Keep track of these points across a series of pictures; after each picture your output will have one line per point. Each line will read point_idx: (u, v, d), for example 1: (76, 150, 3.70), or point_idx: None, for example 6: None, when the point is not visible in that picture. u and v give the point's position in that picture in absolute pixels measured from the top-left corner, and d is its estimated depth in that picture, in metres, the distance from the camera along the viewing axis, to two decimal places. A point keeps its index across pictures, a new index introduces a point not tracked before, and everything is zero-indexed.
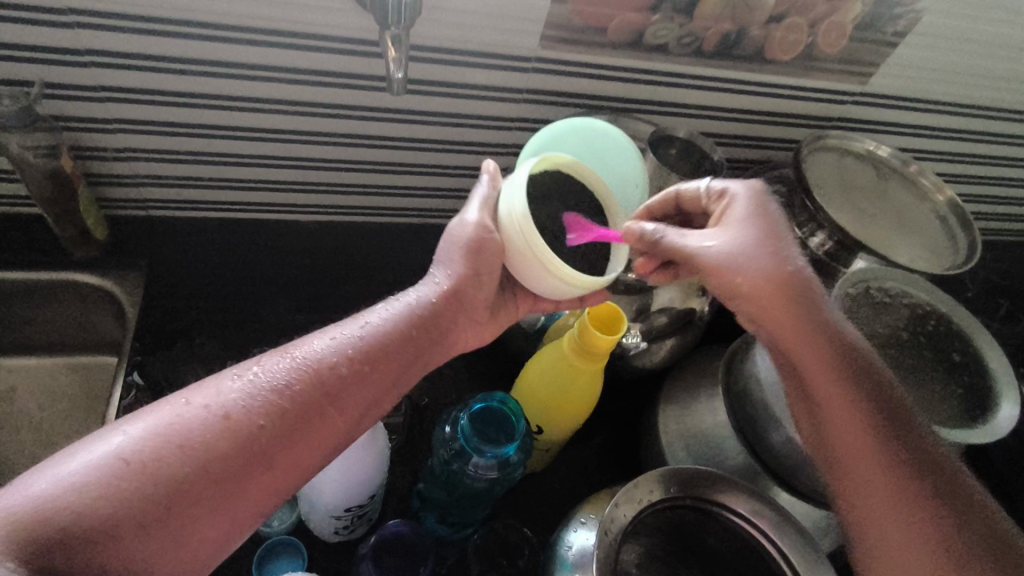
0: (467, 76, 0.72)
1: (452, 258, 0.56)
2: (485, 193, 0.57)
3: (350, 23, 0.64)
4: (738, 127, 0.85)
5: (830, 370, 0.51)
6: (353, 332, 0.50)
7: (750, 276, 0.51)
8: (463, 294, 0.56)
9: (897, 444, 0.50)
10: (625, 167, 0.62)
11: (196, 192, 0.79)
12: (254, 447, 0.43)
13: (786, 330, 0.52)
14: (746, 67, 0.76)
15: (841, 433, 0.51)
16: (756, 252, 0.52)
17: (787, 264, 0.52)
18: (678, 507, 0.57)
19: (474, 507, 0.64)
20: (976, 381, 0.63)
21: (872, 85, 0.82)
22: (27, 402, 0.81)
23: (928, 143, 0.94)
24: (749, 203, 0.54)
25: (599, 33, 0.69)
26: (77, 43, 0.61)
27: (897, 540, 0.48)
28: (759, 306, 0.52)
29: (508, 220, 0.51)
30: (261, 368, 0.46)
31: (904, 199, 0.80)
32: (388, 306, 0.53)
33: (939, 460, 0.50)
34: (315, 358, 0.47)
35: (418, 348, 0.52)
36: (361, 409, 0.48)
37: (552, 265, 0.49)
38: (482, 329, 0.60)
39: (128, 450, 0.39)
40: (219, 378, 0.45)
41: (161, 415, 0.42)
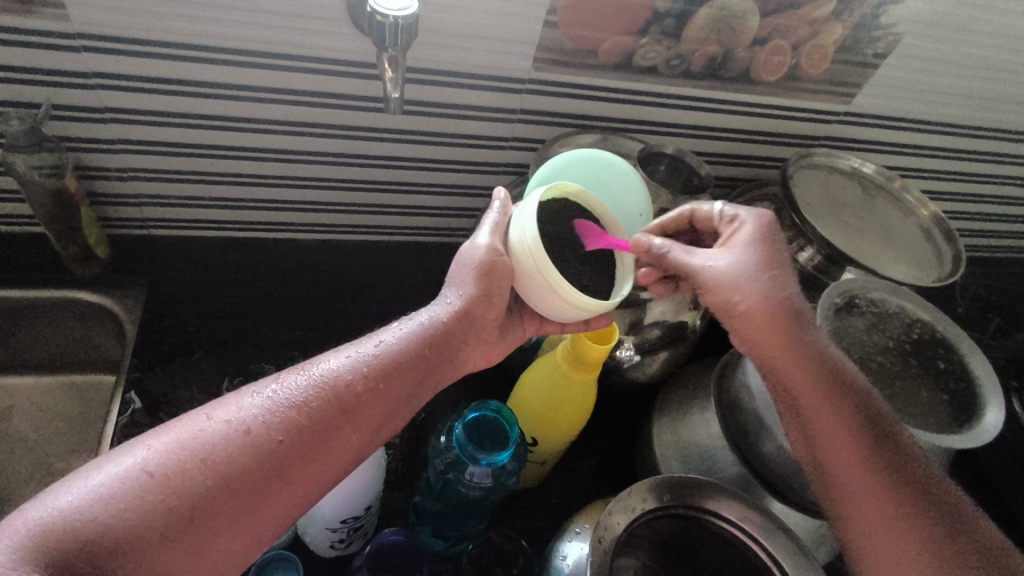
0: (462, 97, 0.74)
1: (463, 279, 0.56)
2: (496, 217, 0.58)
3: (349, 46, 0.66)
4: (726, 146, 0.87)
5: (824, 382, 0.54)
6: (368, 349, 0.50)
7: (743, 299, 0.54)
8: (474, 315, 0.56)
9: (888, 450, 0.52)
10: (629, 199, 0.64)
11: (198, 210, 0.81)
12: (273, 463, 0.43)
13: (779, 345, 0.54)
14: (732, 88, 0.79)
15: (835, 444, 0.52)
16: (756, 275, 0.55)
17: (785, 289, 0.55)
18: (671, 517, 0.57)
19: (469, 518, 0.64)
20: (960, 388, 0.64)
21: (856, 104, 0.84)
22: (24, 420, 0.82)
23: (912, 160, 0.96)
24: (755, 235, 0.57)
25: (589, 55, 0.71)
26: (85, 66, 0.63)
27: (898, 542, 0.49)
28: (757, 327, 0.55)
29: (519, 246, 0.52)
30: (276, 387, 0.46)
31: (889, 214, 0.82)
32: (400, 327, 0.53)
33: (928, 467, 0.52)
34: (328, 376, 0.48)
35: (428, 368, 0.52)
36: (375, 427, 0.48)
37: (558, 286, 0.50)
38: (492, 349, 0.60)
39: (152, 464, 0.40)
40: (239, 395, 0.46)
41: (184, 429, 0.42)
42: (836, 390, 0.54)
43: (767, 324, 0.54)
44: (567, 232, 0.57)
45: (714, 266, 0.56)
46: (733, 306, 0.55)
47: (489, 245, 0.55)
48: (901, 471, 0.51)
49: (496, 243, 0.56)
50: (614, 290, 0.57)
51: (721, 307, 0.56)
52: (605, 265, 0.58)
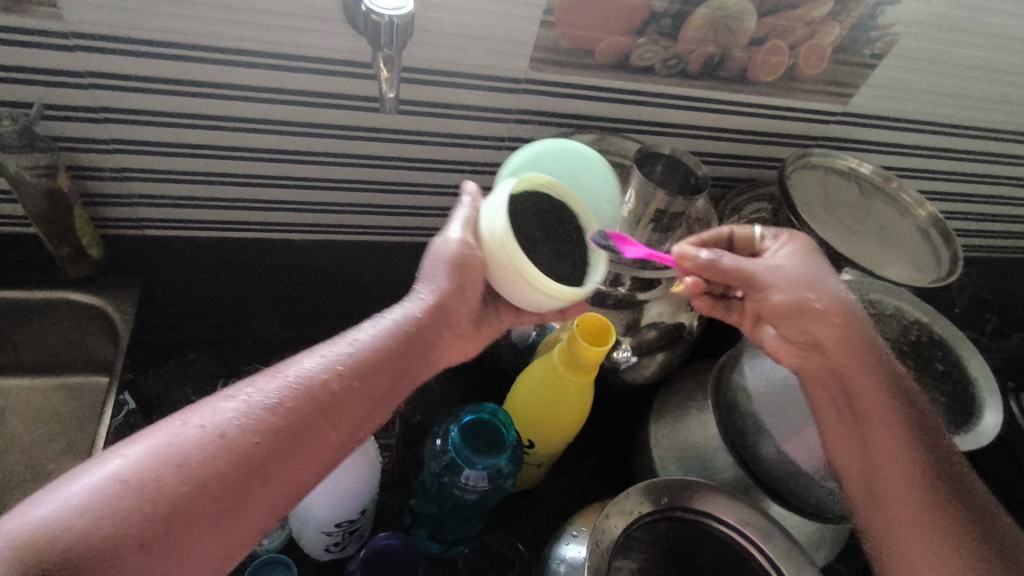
0: (458, 97, 0.73)
1: (436, 273, 0.56)
2: (468, 212, 0.59)
3: (344, 46, 0.66)
4: (723, 146, 0.87)
5: (875, 385, 0.55)
6: (342, 349, 0.49)
7: (814, 302, 0.57)
8: (449, 310, 0.56)
9: (927, 454, 0.53)
10: (599, 186, 0.63)
11: (193, 211, 0.80)
12: (255, 464, 0.41)
13: (835, 348, 0.56)
14: (730, 88, 0.78)
15: (878, 442, 0.54)
16: (813, 285, 0.58)
17: (843, 299, 0.58)
18: (669, 519, 0.57)
19: (465, 521, 0.64)
20: (959, 390, 0.64)
21: (853, 105, 0.84)
22: (17, 422, 0.81)
23: (910, 161, 0.96)
24: (804, 248, 0.60)
25: (586, 54, 0.71)
26: (78, 66, 0.63)
27: (927, 540, 0.50)
28: (822, 328, 0.56)
29: (489, 237, 0.52)
30: (249, 388, 0.44)
31: (887, 215, 0.81)
32: (374, 323, 0.52)
33: (959, 473, 0.54)
34: (308, 375, 0.46)
35: (407, 364, 0.51)
36: (356, 425, 0.47)
37: (532, 275, 0.50)
38: (467, 343, 0.60)
39: (126, 471, 0.38)
40: (213, 399, 0.43)
41: (158, 435, 0.40)
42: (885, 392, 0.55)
43: (828, 325, 0.56)
44: (535, 222, 0.55)
45: (772, 273, 0.58)
46: (811, 306, 0.57)
47: (461, 240, 0.56)
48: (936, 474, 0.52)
49: (468, 239, 0.56)
50: (590, 278, 0.56)
51: (785, 311, 0.58)
52: (579, 252, 0.57)
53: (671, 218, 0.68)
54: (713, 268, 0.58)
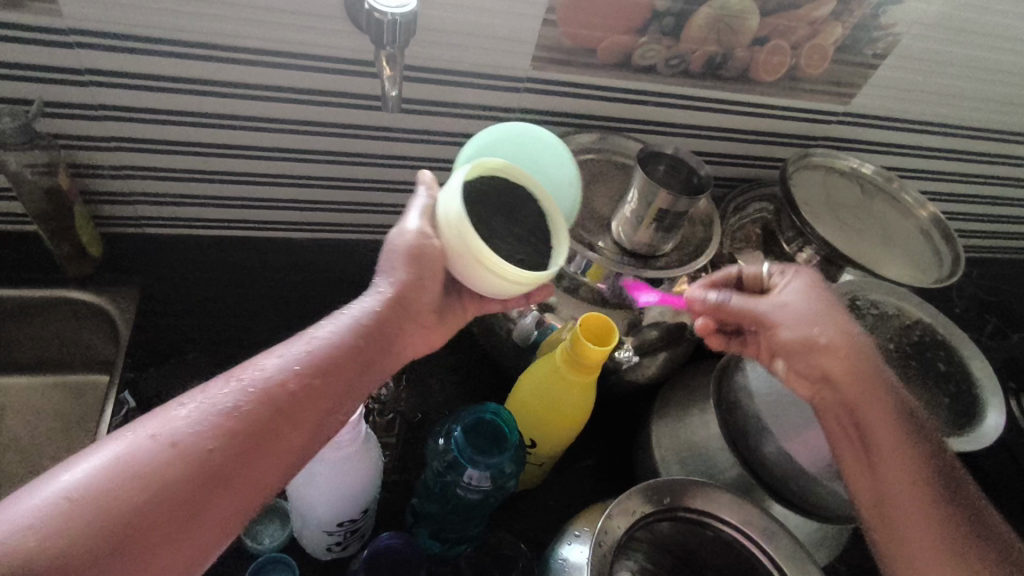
0: (459, 96, 0.73)
1: (393, 265, 0.54)
2: (425, 201, 0.57)
3: (346, 44, 0.66)
4: (725, 145, 0.87)
5: (885, 411, 0.54)
6: (301, 347, 0.47)
7: (822, 335, 0.55)
8: (408, 301, 0.54)
9: (938, 481, 0.52)
10: (558, 169, 0.64)
11: (194, 210, 0.80)
12: (210, 471, 0.40)
13: (845, 374, 0.54)
14: (731, 87, 0.78)
15: (889, 469, 0.52)
16: (819, 320, 0.56)
17: (851, 334, 0.56)
18: (672, 519, 0.57)
19: (468, 521, 0.64)
20: (961, 391, 0.64)
21: (855, 105, 0.84)
22: (17, 421, 0.81)
23: (911, 161, 0.96)
24: (811, 282, 0.59)
25: (589, 53, 0.71)
26: (79, 63, 0.63)
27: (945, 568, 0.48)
28: (830, 357, 0.55)
29: (446, 222, 0.52)
30: (203, 394, 0.43)
31: (888, 215, 0.81)
32: (333, 320, 0.50)
33: (970, 499, 0.52)
34: (266, 377, 0.45)
35: (369, 359, 0.50)
36: (319, 426, 0.46)
37: (488, 259, 0.50)
38: (433, 334, 0.58)
39: (73, 488, 0.36)
40: (165, 407, 0.42)
41: (108, 449, 0.39)
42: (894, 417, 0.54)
43: (838, 353, 0.55)
44: (493, 205, 0.55)
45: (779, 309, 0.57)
46: (818, 341, 0.55)
47: (418, 230, 0.54)
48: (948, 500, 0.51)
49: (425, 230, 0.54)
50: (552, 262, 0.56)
51: (789, 347, 0.57)
52: (541, 235, 0.57)
53: (675, 217, 0.66)
54: (722, 308, 0.60)
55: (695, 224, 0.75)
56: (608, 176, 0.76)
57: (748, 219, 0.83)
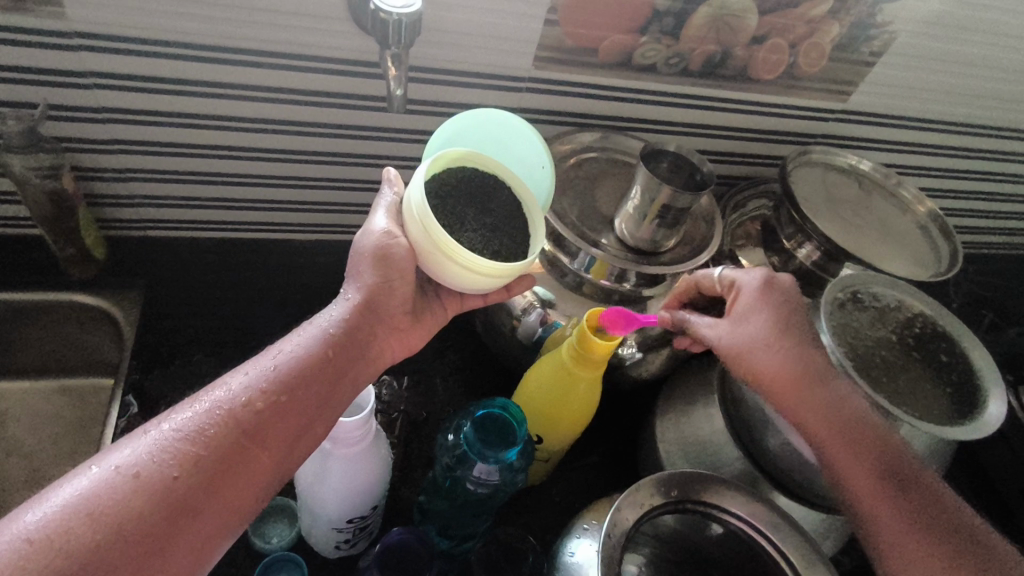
0: (461, 95, 0.74)
1: (361, 268, 0.54)
2: (389, 200, 0.56)
3: (350, 45, 0.66)
4: (724, 143, 0.88)
5: (838, 428, 0.55)
6: (267, 363, 0.49)
7: (766, 364, 0.57)
8: (379, 306, 0.55)
9: (903, 490, 0.53)
10: (528, 154, 0.64)
11: (197, 212, 0.80)
12: (174, 500, 0.41)
13: (791, 397, 0.56)
14: (730, 86, 0.79)
15: (853, 485, 0.54)
16: (765, 347, 0.58)
17: (793, 356, 0.57)
18: (680, 511, 0.57)
19: (475, 518, 0.64)
20: (964, 381, 0.64)
21: (852, 102, 0.85)
22: (21, 425, 0.81)
23: (907, 158, 0.97)
24: (755, 296, 0.60)
25: (589, 53, 0.72)
26: (84, 66, 0.63)
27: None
28: (773, 386, 0.57)
29: (412, 222, 0.51)
30: (167, 420, 0.44)
31: (886, 210, 0.82)
32: (300, 333, 0.51)
33: (941, 503, 0.53)
34: (230, 398, 0.46)
35: (338, 370, 0.51)
36: (290, 442, 0.47)
37: (456, 255, 0.49)
38: (408, 337, 0.58)
39: (32, 530, 0.37)
40: (128, 437, 0.43)
41: (68, 486, 0.40)
42: (852, 432, 0.55)
43: (786, 374, 0.57)
44: (463, 198, 0.57)
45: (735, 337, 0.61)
46: (763, 374, 0.57)
47: (384, 228, 0.53)
48: (916, 509, 0.52)
49: (391, 234, 0.53)
50: (529, 250, 0.56)
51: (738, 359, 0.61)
52: (516, 224, 0.58)
53: (677, 214, 0.67)
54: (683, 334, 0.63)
55: (696, 220, 0.76)
56: (609, 174, 0.77)
57: (747, 216, 0.83)
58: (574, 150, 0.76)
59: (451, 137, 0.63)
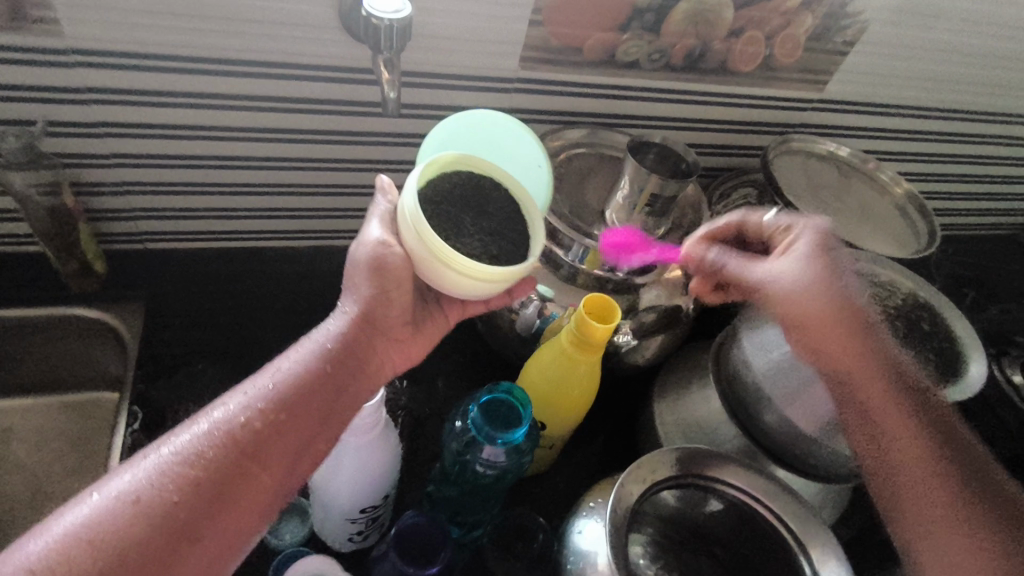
0: (452, 98, 0.76)
1: (357, 280, 0.54)
2: (382, 208, 0.56)
3: (342, 52, 0.68)
4: (708, 135, 0.91)
5: (875, 377, 0.56)
6: (265, 383, 0.50)
7: (818, 300, 0.57)
8: (377, 317, 0.55)
9: (935, 440, 0.54)
10: (525, 152, 0.66)
11: (195, 222, 0.82)
12: (174, 524, 0.42)
13: (831, 343, 0.57)
14: (711, 79, 0.82)
15: (888, 432, 0.55)
16: (821, 286, 0.57)
17: (845, 296, 0.57)
18: (683, 486, 0.59)
19: (484, 504, 0.66)
20: (945, 346, 0.67)
21: (828, 91, 0.88)
22: (25, 441, 0.81)
23: (885, 143, 1.00)
24: (815, 240, 0.59)
25: (574, 52, 0.74)
26: (82, 81, 0.64)
27: (954, 528, 0.51)
28: (815, 328, 0.57)
29: (406, 229, 0.50)
30: (167, 444, 0.46)
31: (865, 194, 0.85)
32: (298, 350, 0.52)
33: (972, 454, 0.55)
34: (228, 420, 0.47)
35: (336, 386, 0.52)
36: (290, 460, 0.48)
37: (452, 261, 0.49)
38: (409, 346, 0.59)
39: (36, 560, 0.39)
40: (128, 463, 0.45)
41: (73, 513, 0.42)
42: (891, 381, 0.56)
43: (829, 320, 0.57)
44: (460, 203, 0.57)
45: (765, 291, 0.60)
46: (816, 310, 0.57)
47: (380, 238, 0.53)
48: (949, 459, 0.54)
49: (386, 242, 0.53)
50: (527, 253, 0.57)
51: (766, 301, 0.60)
52: (516, 226, 0.58)
53: (665, 202, 0.70)
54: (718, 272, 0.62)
55: (684, 209, 0.78)
56: (598, 169, 0.79)
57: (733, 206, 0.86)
58: (564, 146, 0.78)
59: (447, 140, 0.65)
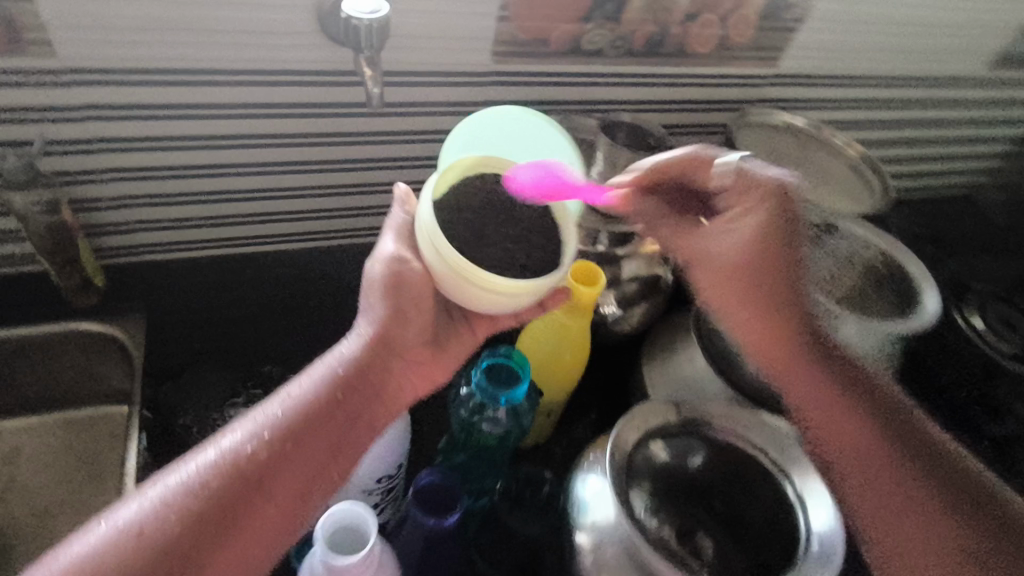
0: (430, 95, 0.80)
1: (372, 302, 0.57)
2: (398, 221, 0.57)
3: (324, 56, 0.72)
4: (674, 116, 0.96)
5: (813, 369, 0.62)
6: (274, 411, 0.52)
7: (730, 272, 0.63)
8: (389, 340, 0.57)
9: (882, 432, 0.59)
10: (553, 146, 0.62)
11: (189, 232, 0.83)
12: (175, 550, 0.45)
13: (760, 330, 0.64)
14: (671, 61, 0.87)
15: (833, 422, 0.60)
16: (733, 262, 0.62)
17: (767, 273, 0.62)
18: (673, 438, 0.65)
19: (490, 471, 0.71)
20: (904, 288, 0.75)
21: (781, 66, 0.94)
22: (38, 458, 0.83)
23: (839, 113, 1.07)
24: (758, 217, 0.61)
25: (542, 44, 0.79)
26: (76, 100, 0.67)
27: (896, 514, 0.55)
28: (729, 300, 0.64)
29: (428, 244, 0.50)
30: (172, 473, 0.48)
31: (822, 159, 0.91)
32: (309, 376, 0.55)
33: (925, 445, 0.58)
34: (235, 449, 0.49)
35: (344, 413, 0.54)
36: (294, 487, 0.50)
37: (474, 275, 0.48)
38: (422, 366, 0.60)
39: None
40: (137, 492, 0.48)
41: (83, 540, 0.44)
42: (835, 377, 0.62)
43: (762, 301, 0.63)
44: (486, 212, 0.56)
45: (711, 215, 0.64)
46: (721, 283, 0.64)
47: (395, 254, 0.55)
48: (897, 449, 0.58)
49: (396, 259, 0.55)
50: (558, 259, 0.55)
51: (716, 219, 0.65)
52: (546, 234, 0.57)
53: None
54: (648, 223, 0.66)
55: None
56: None
57: None
58: None
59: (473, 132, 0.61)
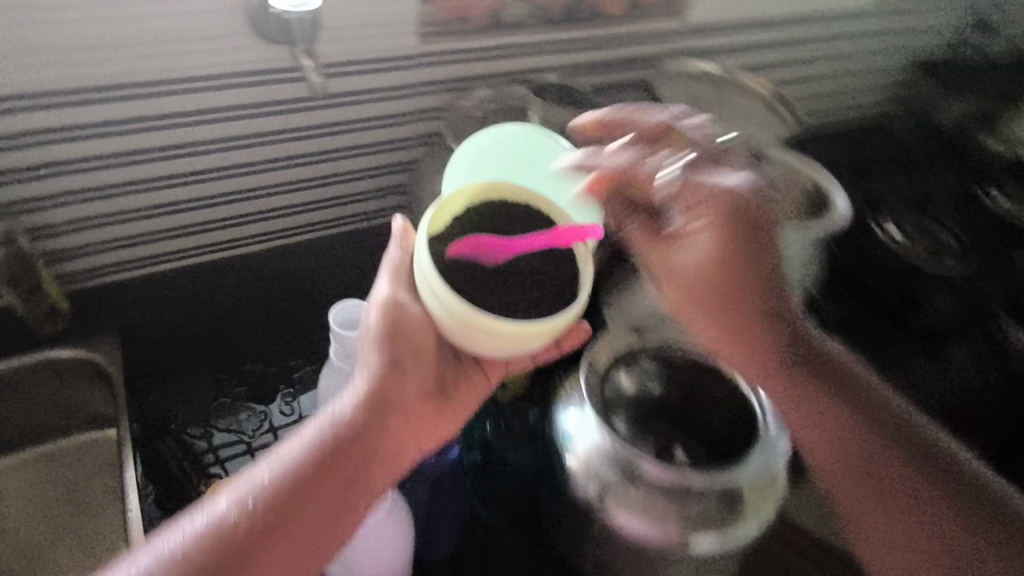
0: (368, 83, 0.83)
1: (371, 351, 0.58)
2: (393, 262, 0.60)
3: (261, 56, 0.75)
4: (603, 76, 1.00)
5: (818, 385, 0.68)
6: (263, 475, 0.54)
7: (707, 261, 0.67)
8: (389, 397, 0.57)
9: (882, 430, 0.66)
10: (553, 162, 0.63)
11: (151, 248, 0.85)
12: None
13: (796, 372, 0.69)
14: (588, 25, 0.93)
15: (826, 425, 0.67)
16: (697, 257, 0.67)
17: (731, 246, 0.65)
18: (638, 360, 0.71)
19: (473, 417, 0.78)
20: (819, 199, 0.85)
21: (687, 18, 1.02)
22: (27, 494, 0.83)
23: (750, 57, 1.14)
24: (717, 214, 0.64)
25: (466, 21, 0.84)
26: (21, 126, 0.69)
27: (882, 514, 0.64)
28: (692, 307, 0.69)
29: (433, 300, 0.53)
30: (163, 537, 0.52)
31: (739, 98, 0.98)
32: (304, 436, 0.56)
33: (915, 438, 0.66)
34: (221, 514, 0.52)
35: (335, 479, 0.55)
36: (279, 554, 0.52)
37: (477, 322, 0.51)
38: (424, 426, 0.60)
39: None
40: (131, 553, 0.51)
41: None
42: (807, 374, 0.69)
43: (726, 316, 0.69)
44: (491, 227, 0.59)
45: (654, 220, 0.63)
46: (682, 279, 0.68)
47: (388, 298, 0.57)
48: (889, 447, 0.65)
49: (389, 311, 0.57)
50: (565, 290, 0.58)
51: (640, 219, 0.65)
52: (565, 265, 0.59)
53: None
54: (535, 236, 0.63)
55: None
56: None
57: None
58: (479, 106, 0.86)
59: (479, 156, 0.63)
